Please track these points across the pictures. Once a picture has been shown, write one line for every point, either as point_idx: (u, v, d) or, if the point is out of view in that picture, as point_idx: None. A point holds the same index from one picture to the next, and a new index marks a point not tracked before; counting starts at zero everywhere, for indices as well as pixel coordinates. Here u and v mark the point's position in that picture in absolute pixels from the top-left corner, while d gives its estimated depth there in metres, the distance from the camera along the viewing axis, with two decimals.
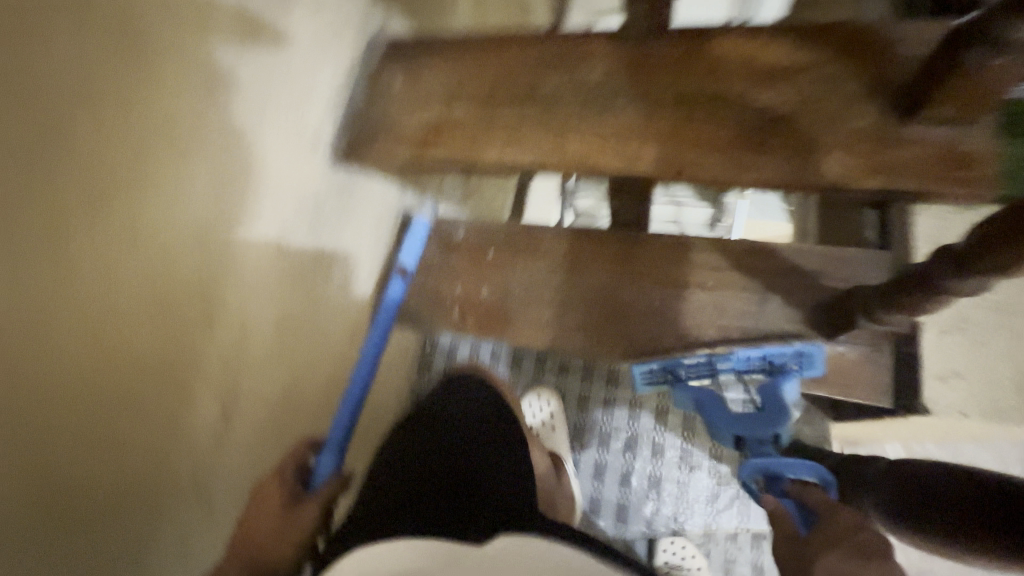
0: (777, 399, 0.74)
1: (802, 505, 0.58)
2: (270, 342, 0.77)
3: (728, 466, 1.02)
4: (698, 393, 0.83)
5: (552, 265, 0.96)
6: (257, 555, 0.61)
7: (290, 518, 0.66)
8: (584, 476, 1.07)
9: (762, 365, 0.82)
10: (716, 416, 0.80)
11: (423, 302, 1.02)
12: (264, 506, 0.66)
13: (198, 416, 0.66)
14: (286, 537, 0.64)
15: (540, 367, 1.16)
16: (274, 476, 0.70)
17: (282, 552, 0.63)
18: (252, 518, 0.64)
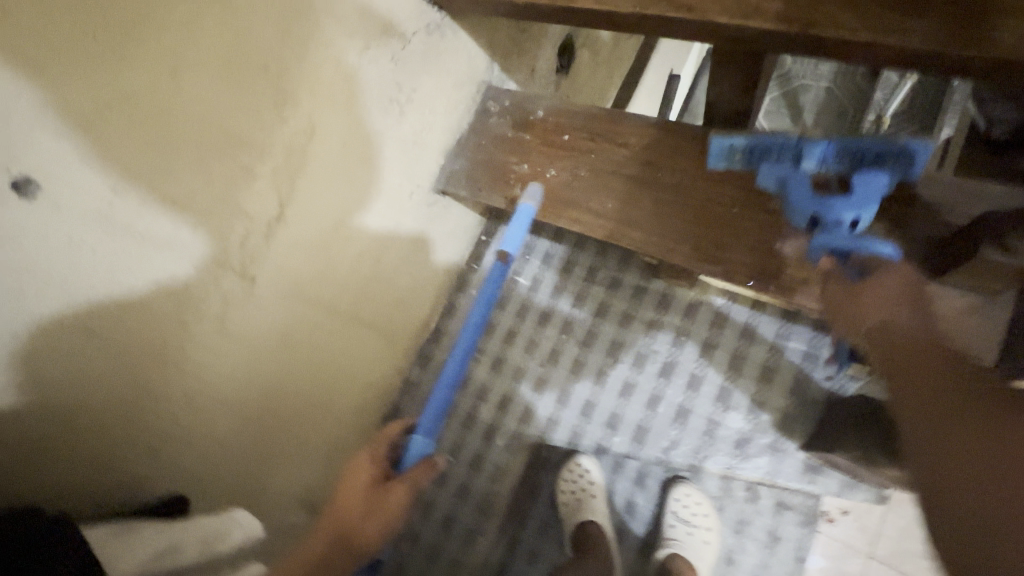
0: (871, 188, 0.65)
1: (864, 266, 0.65)
2: (334, 155, 0.78)
3: (769, 414, 0.95)
4: (778, 175, 0.72)
5: (629, 155, 0.89)
6: (351, 533, 0.70)
7: (377, 500, 0.72)
8: (606, 389, 1.04)
9: (864, 153, 0.67)
10: (801, 194, 0.69)
11: (488, 177, 0.99)
12: (356, 488, 0.74)
13: (253, 196, 0.68)
14: (381, 518, 0.71)
15: (589, 277, 1.10)
16: (364, 457, 0.77)
17: (374, 531, 0.70)
18: (344, 500, 0.73)
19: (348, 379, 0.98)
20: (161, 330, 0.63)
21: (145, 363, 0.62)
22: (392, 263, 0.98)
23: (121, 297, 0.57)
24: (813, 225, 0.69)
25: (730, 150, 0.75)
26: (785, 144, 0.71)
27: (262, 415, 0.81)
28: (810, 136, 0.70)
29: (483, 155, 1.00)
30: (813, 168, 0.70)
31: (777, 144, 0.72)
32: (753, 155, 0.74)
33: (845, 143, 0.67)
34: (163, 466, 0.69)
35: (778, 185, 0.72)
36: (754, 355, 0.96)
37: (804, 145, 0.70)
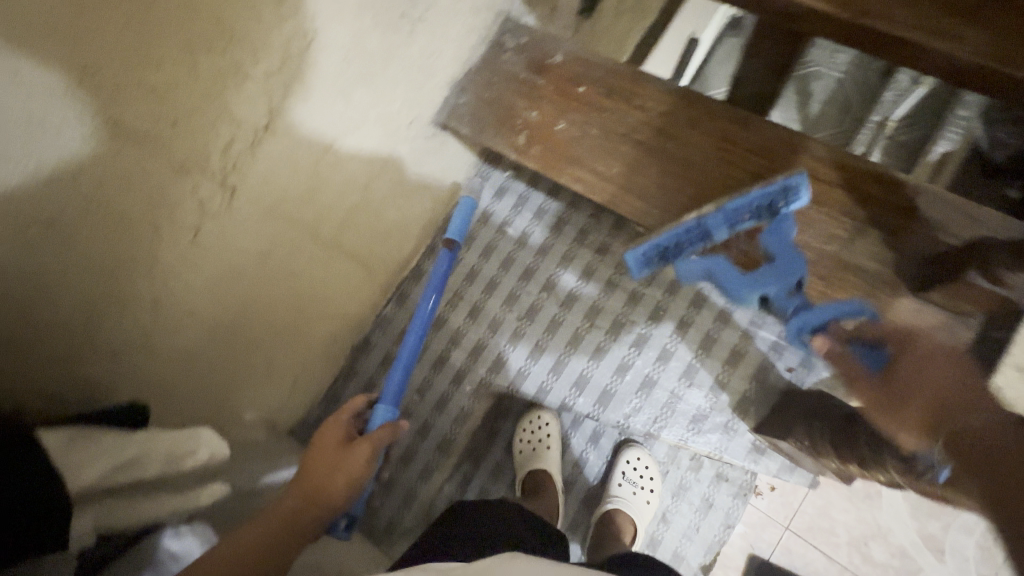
0: (780, 241, 0.73)
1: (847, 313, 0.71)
2: (331, 69, 0.71)
3: (728, 395, 0.97)
4: (701, 267, 0.78)
5: (643, 119, 0.86)
6: (321, 495, 0.63)
7: (343, 456, 0.66)
8: (578, 351, 1.05)
9: (756, 210, 0.75)
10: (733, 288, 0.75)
11: (493, 117, 0.94)
12: (324, 451, 0.66)
13: (241, 101, 0.62)
14: (349, 475, 0.65)
15: (578, 238, 1.09)
16: (331, 423, 0.70)
17: (341, 491, 0.64)
18: (313, 463, 0.65)
19: (321, 307, 0.96)
20: (128, 233, 0.58)
21: (109, 265, 0.57)
22: (382, 193, 0.94)
23: (89, 187, 0.52)
24: (766, 301, 0.78)
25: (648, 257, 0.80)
26: (693, 233, 0.78)
27: (232, 333, 0.79)
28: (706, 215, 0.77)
29: (490, 92, 0.94)
30: (723, 236, 0.77)
31: (683, 233, 0.79)
32: (666, 254, 0.80)
33: (732, 206, 0.74)
34: (125, 377, 0.65)
35: (707, 275, 0.78)
36: (725, 338, 0.99)
37: (704, 221, 0.76)
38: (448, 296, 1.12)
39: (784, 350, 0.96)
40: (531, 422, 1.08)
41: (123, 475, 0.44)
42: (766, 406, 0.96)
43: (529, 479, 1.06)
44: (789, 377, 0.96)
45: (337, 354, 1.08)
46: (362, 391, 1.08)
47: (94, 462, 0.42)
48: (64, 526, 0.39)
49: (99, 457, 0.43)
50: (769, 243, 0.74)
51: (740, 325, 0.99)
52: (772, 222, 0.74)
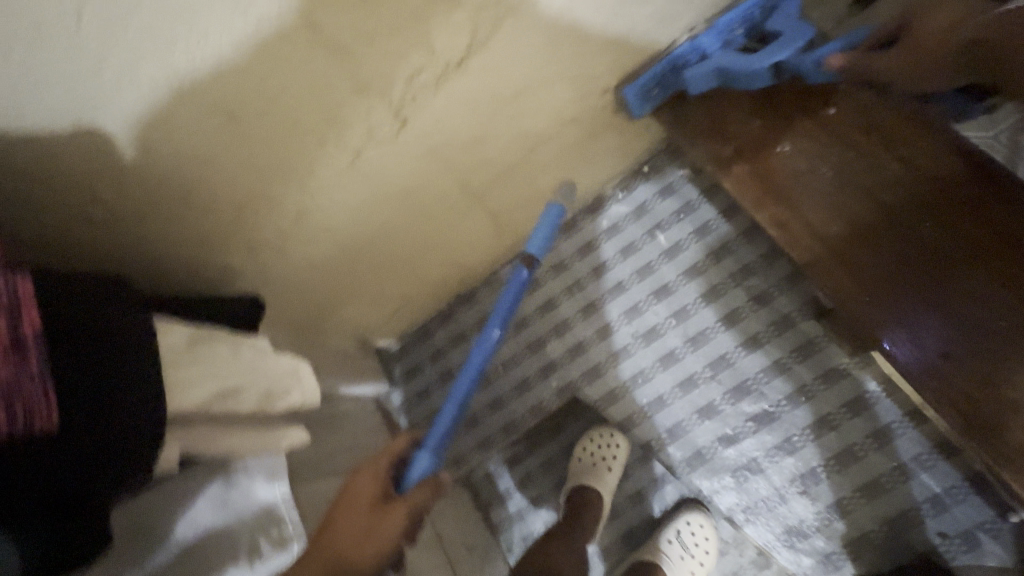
0: (788, 21, 0.72)
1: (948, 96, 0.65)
2: (548, 15, 0.60)
3: (844, 525, 0.81)
4: (708, 69, 0.73)
5: (890, 185, 0.69)
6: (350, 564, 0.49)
7: (379, 521, 0.53)
8: (685, 398, 0.92)
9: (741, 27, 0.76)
10: (748, 79, 0.71)
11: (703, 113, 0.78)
12: (354, 508, 0.53)
13: (443, 32, 0.54)
14: (383, 542, 0.52)
15: (736, 276, 0.93)
16: (367, 468, 0.57)
17: (370, 563, 0.50)
18: (343, 523, 0.52)
19: (443, 252, 0.92)
20: (285, 141, 0.54)
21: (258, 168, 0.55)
22: (544, 158, 0.84)
23: (268, 88, 0.49)
24: (776, 71, 0.71)
25: (647, 84, 0.78)
26: (689, 51, 0.76)
27: (354, 255, 0.77)
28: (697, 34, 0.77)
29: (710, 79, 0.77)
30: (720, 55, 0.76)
31: (687, 53, 0.77)
32: (668, 74, 0.78)
33: (722, 23, 0.75)
34: (249, 269, 0.66)
35: (717, 76, 0.73)
36: (871, 463, 0.80)
37: (699, 41, 0.76)
38: (568, 282, 1.02)
39: (946, 512, 0.76)
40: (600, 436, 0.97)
41: (218, 403, 0.44)
42: (889, 561, 0.78)
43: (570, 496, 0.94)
44: (938, 544, 0.76)
45: (441, 298, 1.05)
46: (451, 341, 1.06)
47: (197, 386, 0.42)
48: (153, 451, 0.39)
49: (201, 381, 0.43)
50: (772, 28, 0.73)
51: (901, 457, 0.79)
52: (778, 24, 0.73)
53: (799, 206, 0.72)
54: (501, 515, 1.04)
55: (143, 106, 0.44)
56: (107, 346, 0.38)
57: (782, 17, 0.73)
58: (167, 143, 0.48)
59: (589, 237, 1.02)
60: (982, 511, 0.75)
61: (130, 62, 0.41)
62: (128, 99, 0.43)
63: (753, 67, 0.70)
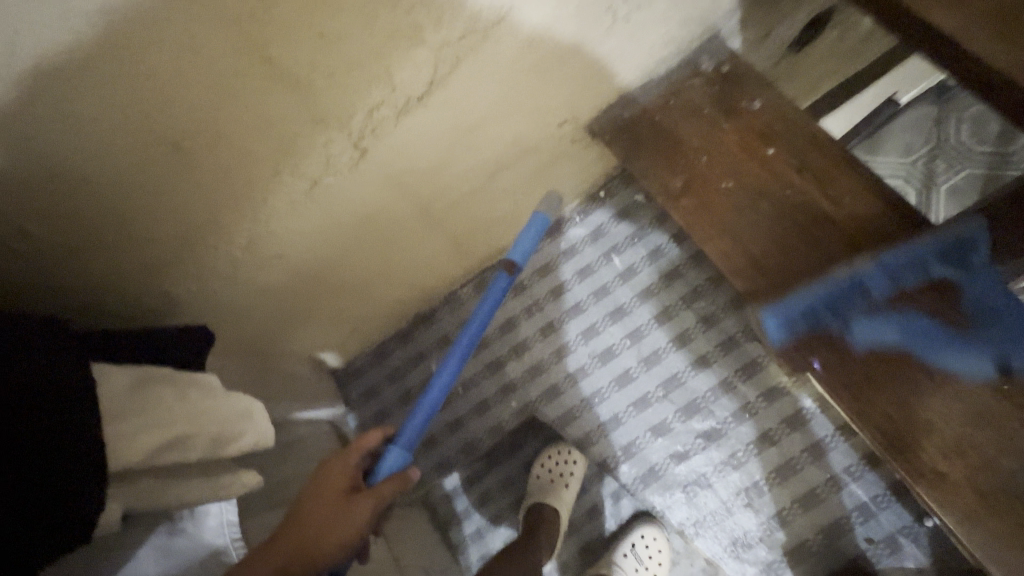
0: (993, 297, 0.67)
1: None
2: (511, 53, 0.62)
3: (784, 534, 0.86)
4: (886, 331, 0.69)
5: (825, 226, 0.74)
6: (311, 553, 0.48)
7: (344, 511, 0.52)
8: (640, 417, 0.96)
9: (927, 272, 0.69)
10: (957, 364, 0.66)
11: (656, 146, 0.82)
12: (322, 497, 0.52)
13: (407, 66, 0.54)
14: (346, 531, 0.50)
15: (686, 298, 0.97)
16: (337, 462, 0.57)
17: (330, 553, 0.48)
18: (308, 513, 0.50)
19: (403, 275, 0.91)
20: (237, 172, 0.53)
21: (206, 199, 0.53)
22: (504, 184, 0.85)
23: (221, 120, 0.47)
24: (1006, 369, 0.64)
25: (795, 316, 0.73)
26: (856, 292, 0.71)
27: (310, 280, 0.76)
28: (859, 270, 0.71)
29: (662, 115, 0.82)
30: (889, 298, 0.70)
31: (842, 292, 0.71)
32: (828, 320, 0.72)
33: (886, 260, 0.70)
34: (194, 298, 0.63)
35: (891, 336, 0.69)
36: (808, 474, 0.86)
37: (859, 279, 0.71)
38: (527, 302, 1.04)
39: (871, 517, 0.83)
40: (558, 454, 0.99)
41: (162, 455, 0.42)
42: (825, 566, 0.84)
43: (530, 516, 0.95)
44: (865, 548, 0.82)
45: (399, 318, 1.04)
46: (410, 362, 1.05)
47: (141, 437, 0.40)
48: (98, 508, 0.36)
49: (144, 431, 0.40)
50: (969, 294, 0.68)
51: (832, 468, 0.86)
52: (966, 279, 0.68)
53: (741, 238, 0.77)
54: (460, 535, 1.04)
55: (84, 138, 0.42)
56: (40, 398, 0.35)
57: (976, 287, 0.68)
58: (108, 176, 0.45)
59: (548, 258, 1.04)
60: (903, 517, 0.82)
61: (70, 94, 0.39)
62: (67, 132, 0.41)
63: (945, 350, 0.66)
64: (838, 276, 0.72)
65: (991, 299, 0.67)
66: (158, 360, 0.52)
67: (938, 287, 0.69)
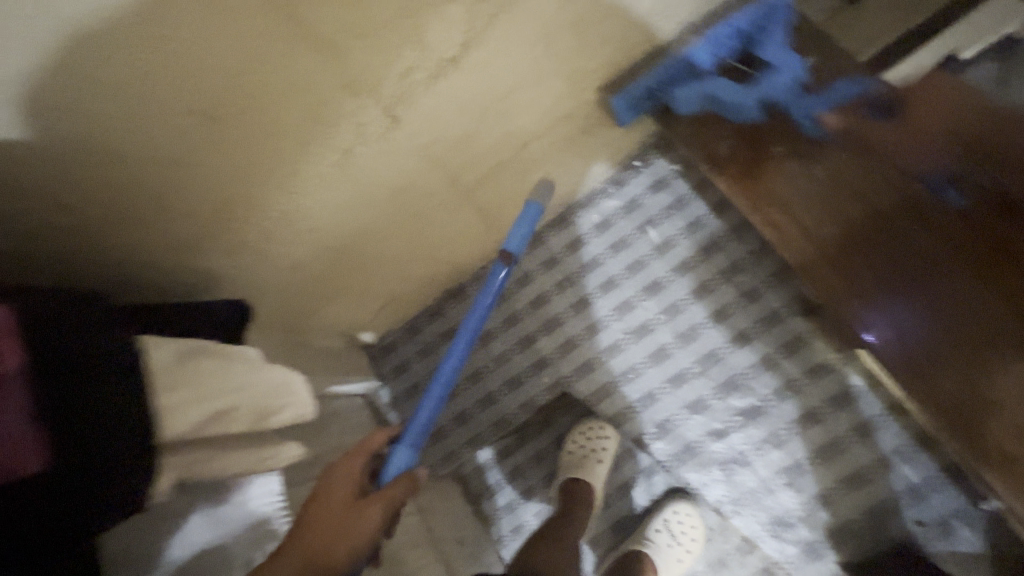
0: (778, 50, 0.72)
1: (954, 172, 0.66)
2: (547, 9, 0.58)
3: (827, 515, 0.83)
4: (697, 90, 0.74)
5: (873, 175, 0.70)
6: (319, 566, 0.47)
7: (352, 519, 0.50)
8: (675, 393, 0.93)
9: (733, 44, 0.74)
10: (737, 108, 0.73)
11: (699, 110, 0.77)
12: (329, 504, 0.51)
13: (439, 25, 0.52)
14: (355, 539, 0.50)
15: (726, 272, 0.93)
16: (342, 465, 0.55)
17: (341, 561, 0.48)
18: (313, 520, 0.50)
19: (432, 250, 0.90)
20: (269, 144, 0.52)
21: (242, 174, 0.53)
22: (536, 154, 0.82)
23: (252, 89, 0.46)
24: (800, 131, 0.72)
25: (637, 99, 0.78)
26: (681, 69, 0.75)
27: (341, 254, 0.75)
28: (689, 51, 0.75)
29: (696, 60, 0.75)
30: (702, 68, 0.75)
31: (672, 71, 0.76)
32: (656, 96, 0.78)
33: (716, 36, 0.73)
34: (229, 272, 0.63)
35: (704, 100, 0.75)
36: (854, 454, 0.83)
37: (688, 55, 0.75)
38: (559, 276, 1.01)
39: (922, 500, 0.79)
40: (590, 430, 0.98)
41: (209, 427, 0.42)
42: (870, 547, 0.81)
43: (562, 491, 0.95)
44: (915, 532, 0.79)
45: (430, 294, 1.04)
46: (440, 337, 1.05)
47: (185, 411, 0.40)
48: (147, 487, 0.37)
49: (189, 406, 0.41)
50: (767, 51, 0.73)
51: (880, 449, 0.82)
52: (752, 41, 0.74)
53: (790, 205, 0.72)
54: (492, 509, 1.05)
55: (120, 110, 0.41)
56: (75, 384, 0.35)
57: (771, 45, 0.72)
58: (145, 149, 0.45)
59: (580, 231, 1.01)
60: (957, 500, 0.78)
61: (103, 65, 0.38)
62: (103, 104, 0.40)
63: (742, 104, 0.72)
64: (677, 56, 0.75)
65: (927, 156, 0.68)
66: (197, 334, 0.52)
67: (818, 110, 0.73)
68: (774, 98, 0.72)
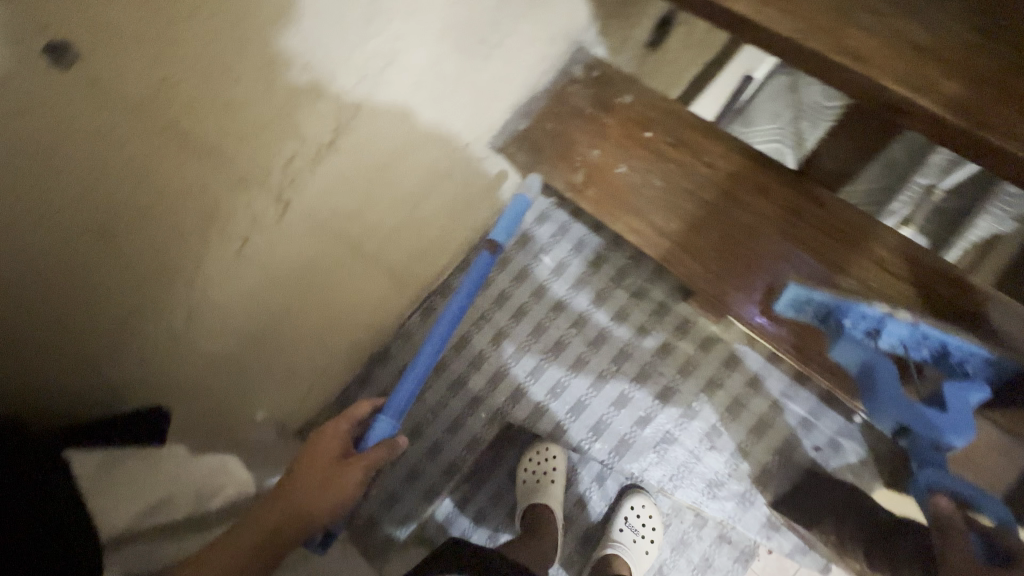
0: (963, 406, 0.69)
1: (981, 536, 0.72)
2: (404, 91, 0.69)
3: (749, 464, 0.95)
4: (864, 357, 0.73)
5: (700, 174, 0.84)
6: (305, 512, 0.56)
7: (335, 476, 0.59)
8: (601, 395, 1.02)
9: (934, 350, 0.73)
10: (847, 355, 0.74)
11: (553, 149, 0.91)
12: (316, 463, 0.60)
13: (310, 117, 0.59)
14: (338, 493, 0.58)
15: (615, 278, 1.07)
16: (329, 427, 0.64)
17: (326, 509, 0.57)
18: (304, 473, 0.59)
19: (349, 318, 0.94)
20: (161, 251, 0.55)
21: (137, 285, 0.54)
22: (427, 211, 0.91)
23: (142, 200, 0.50)
24: (899, 428, 0.75)
25: (805, 302, 0.78)
26: (867, 321, 0.74)
27: (256, 340, 0.76)
28: (896, 321, 0.73)
29: (892, 328, 0.73)
30: (887, 346, 0.75)
31: (860, 317, 0.74)
32: (827, 318, 0.77)
33: (922, 335, 0.72)
34: (139, 386, 0.62)
35: (819, 313, 0.78)
36: (753, 405, 0.96)
37: (886, 323, 0.73)
38: (474, 316, 1.09)
39: (813, 427, 0.94)
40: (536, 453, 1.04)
41: (149, 517, 0.48)
42: (789, 480, 0.94)
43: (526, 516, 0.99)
44: (815, 455, 0.93)
45: (355, 362, 1.06)
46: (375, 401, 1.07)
47: (120, 507, 0.46)
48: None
49: (125, 502, 0.46)
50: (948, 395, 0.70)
51: (771, 395, 0.96)
52: (945, 371, 0.73)
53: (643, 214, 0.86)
54: None
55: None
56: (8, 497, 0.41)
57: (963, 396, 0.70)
58: (30, 280, 0.46)
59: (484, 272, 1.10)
60: (838, 420, 0.94)
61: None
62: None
63: (877, 406, 0.72)
64: (876, 318, 0.73)
65: (947, 440, 0.70)
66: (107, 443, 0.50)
67: (917, 363, 0.75)
68: (902, 421, 0.72)
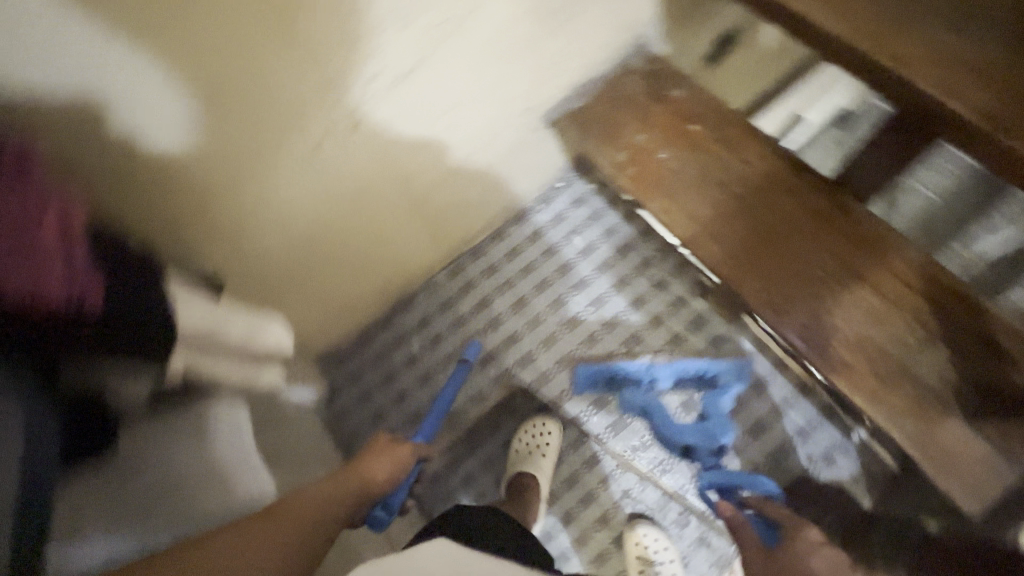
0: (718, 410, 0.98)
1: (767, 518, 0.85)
2: (479, 44, 0.76)
3: (740, 463, 0.98)
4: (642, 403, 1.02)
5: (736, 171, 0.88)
6: (367, 485, 0.73)
7: (392, 450, 0.81)
8: (607, 373, 1.07)
9: (699, 372, 1.01)
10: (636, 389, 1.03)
11: (601, 129, 0.96)
12: (377, 454, 0.79)
13: (397, 46, 0.67)
14: (388, 465, 0.78)
15: (639, 267, 1.11)
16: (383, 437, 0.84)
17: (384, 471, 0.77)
18: (368, 459, 0.77)
19: (386, 255, 1.01)
20: (253, 132, 0.63)
21: (225, 159, 0.63)
22: (475, 168, 0.98)
23: (254, 81, 0.59)
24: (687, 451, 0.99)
25: (591, 377, 1.06)
26: (638, 371, 1.04)
27: (308, 249, 0.85)
28: (657, 363, 1.04)
29: (656, 372, 1.03)
30: (668, 381, 1.03)
31: (632, 372, 1.04)
32: (614, 379, 1.05)
33: (678, 365, 1.02)
34: (200, 250, 0.71)
35: (604, 382, 1.06)
36: (753, 407, 0.99)
37: (653, 368, 1.04)
38: (499, 281, 1.15)
39: (809, 437, 0.96)
40: (534, 426, 1.07)
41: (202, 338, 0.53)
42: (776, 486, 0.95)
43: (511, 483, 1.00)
44: (807, 465, 0.95)
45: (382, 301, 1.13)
46: (393, 343, 1.14)
47: (194, 316, 0.51)
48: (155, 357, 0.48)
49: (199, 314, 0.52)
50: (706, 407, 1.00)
51: (773, 399, 0.99)
52: (710, 387, 1.01)
53: (674, 197, 0.89)
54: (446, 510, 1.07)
55: (130, 90, 0.52)
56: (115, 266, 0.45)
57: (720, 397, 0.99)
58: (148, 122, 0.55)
59: (516, 241, 1.16)
60: (836, 435, 0.95)
61: (125, 54, 0.49)
62: (120, 83, 0.51)
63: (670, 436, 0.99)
64: (643, 361, 1.05)
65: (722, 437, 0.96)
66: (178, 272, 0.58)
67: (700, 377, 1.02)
68: (696, 441, 0.97)
